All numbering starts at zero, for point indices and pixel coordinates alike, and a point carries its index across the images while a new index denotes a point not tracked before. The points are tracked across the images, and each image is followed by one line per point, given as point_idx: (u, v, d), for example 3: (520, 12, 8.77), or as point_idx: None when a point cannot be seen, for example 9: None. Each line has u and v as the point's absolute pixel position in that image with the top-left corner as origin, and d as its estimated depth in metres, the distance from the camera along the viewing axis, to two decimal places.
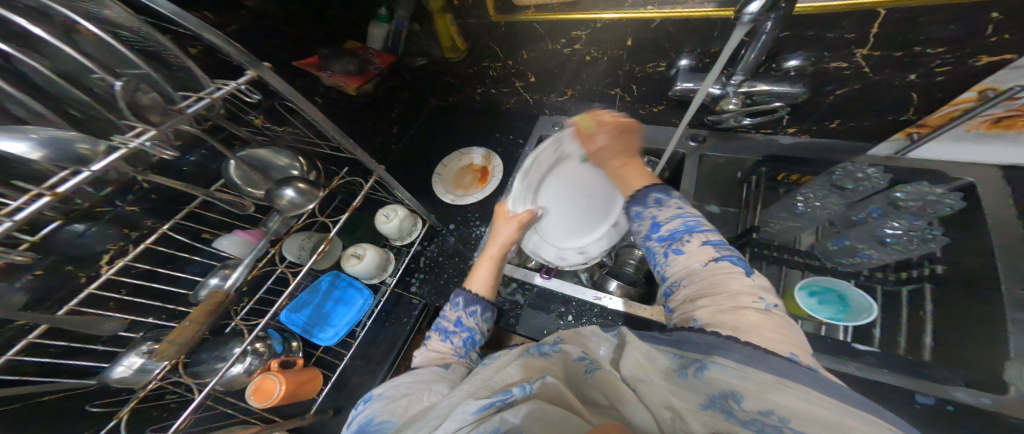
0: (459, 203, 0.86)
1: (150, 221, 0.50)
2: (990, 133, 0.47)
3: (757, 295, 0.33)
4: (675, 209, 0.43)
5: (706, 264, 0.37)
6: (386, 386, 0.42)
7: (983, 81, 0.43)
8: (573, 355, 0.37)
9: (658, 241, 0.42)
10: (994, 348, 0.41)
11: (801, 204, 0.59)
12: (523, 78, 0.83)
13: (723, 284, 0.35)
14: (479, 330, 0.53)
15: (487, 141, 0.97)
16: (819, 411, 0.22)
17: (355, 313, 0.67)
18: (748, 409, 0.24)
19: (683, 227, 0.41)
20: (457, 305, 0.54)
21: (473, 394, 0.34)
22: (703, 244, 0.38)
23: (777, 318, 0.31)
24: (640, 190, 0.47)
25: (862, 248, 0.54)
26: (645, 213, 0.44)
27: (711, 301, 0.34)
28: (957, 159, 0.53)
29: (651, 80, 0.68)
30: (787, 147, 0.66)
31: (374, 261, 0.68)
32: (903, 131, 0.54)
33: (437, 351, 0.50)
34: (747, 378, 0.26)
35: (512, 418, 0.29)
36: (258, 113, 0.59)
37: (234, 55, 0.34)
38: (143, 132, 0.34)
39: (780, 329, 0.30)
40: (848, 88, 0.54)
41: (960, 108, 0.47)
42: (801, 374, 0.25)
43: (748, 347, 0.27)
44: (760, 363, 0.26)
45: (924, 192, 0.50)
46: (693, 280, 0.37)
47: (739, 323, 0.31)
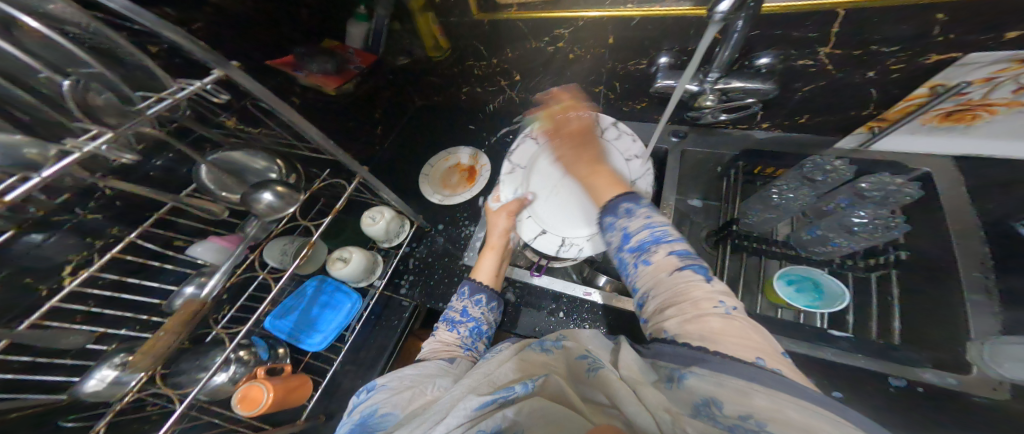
0: (447, 203, 0.86)
1: (116, 230, 0.48)
2: (940, 126, 0.52)
3: (717, 300, 0.32)
4: (643, 219, 0.41)
5: (671, 274, 0.35)
6: (389, 377, 0.42)
7: (932, 78, 0.47)
8: (574, 353, 0.37)
9: (627, 253, 0.40)
10: (955, 329, 0.44)
11: (776, 196, 0.61)
12: (508, 76, 0.83)
13: (686, 293, 0.33)
14: (484, 320, 0.57)
15: (474, 140, 0.97)
16: (790, 413, 0.21)
17: (342, 318, 0.66)
18: (729, 414, 0.23)
19: (651, 238, 0.39)
20: (463, 295, 0.60)
21: (475, 390, 0.34)
22: (669, 255, 0.37)
23: (739, 321, 0.31)
24: (611, 200, 0.45)
25: (833, 238, 0.56)
26: (617, 224, 0.43)
27: (676, 310, 0.33)
28: (915, 151, 0.56)
29: (632, 77, 0.69)
30: (763, 141, 0.68)
31: (361, 264, 0.67)
32: (866, 125, 0.58)
33: (444, 341, 0.53)
34: (722, 384, 0.25)
35: (513, 416, 0.30)
36: (230, 114, 0.57)
37: (197, 52, 0.33)
38: (99, 134, 0.32)
39: (746, 334, 0.29)
40: (814, 85, 0.56)
41: (914, 103, 0.51)
42: (769, 377, 0.24)
43: (718, 354, 0.27)
44: (729, 368, 0.25)
45: (885, 182, 0.52)
46: (659, 291, 0.35)
47: (707, 331, 0.29)
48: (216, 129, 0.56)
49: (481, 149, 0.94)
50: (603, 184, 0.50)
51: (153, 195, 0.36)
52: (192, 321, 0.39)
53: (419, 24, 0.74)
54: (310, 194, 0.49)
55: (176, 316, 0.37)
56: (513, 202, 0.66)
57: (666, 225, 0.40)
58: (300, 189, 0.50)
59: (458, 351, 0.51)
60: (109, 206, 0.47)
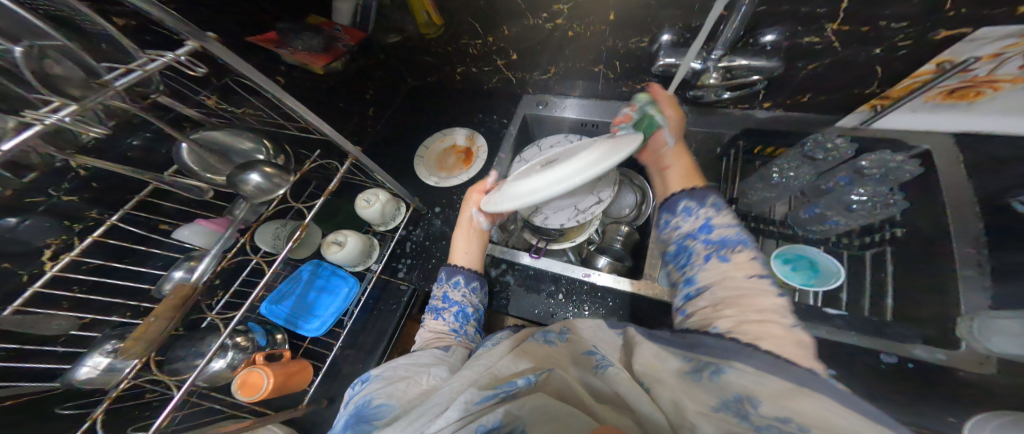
0: (443, 185, 0.85)
1: (95, 212, 0.47)
2: (945, 103, 0.50)
3: (785, 314, 0.32)
4: (732, 219, 0.42)
5: (750, 277, 0.36)
6: (383, 368, 0.42)
7: (942, 54, 0.45)
8: (580, 349, 0.37)
9: (702, 243, 0.41)
10: (947, 306, 0.45)
11: (777, 175, 0.61)
12: (504, 55, 0.80)
13: (749, 295, 0.35)
14: (468, 302, 0.56)
15: (470, 122, 0.95)
16: (836, 419, 0.21)
17: (341, 302, 0.66)
18: (765, 414, 0.23)
19: (735, 238, 0.40)
20: (442, 281, 0.59)
21: (475, 382, 0.34)
22: (752, 259, 0.37)
23: (801, 336, 0.31)
24: (700, 188, 0.46)
25: (831, 215, 0.57)
26: (700, 212, 0.43)
27: (734, 310, 0.33)
28: (911, 128, 0.55)
29: (633, 56, 0.67)
30: (763, 121, 0.67)
31: (357, 248, 0.66)
32: (869, 103, 0.57)
33: (436, 331, 0.53)
34: (763, 383, 0.25)
35: (515, 410, 0.30)
36: (209, 92, 0.56)
37: (174, 24, 0.30)
38: (61, 107, 0.31)
39: (801, 344, 0.29)
40: (818, 63, 0.55)
41: (920, 80, 0.49)
42: (822, 384, 0.24)
43: (768, 355, 0.27)
44: (779, 370, 0.25)
45: (886, 160, 0.53)
46: (723, 287, 0.37)
47: (763, 332, 0.30)
48: (197, 108, 0.55)
49: (477, 130, 0.92)
50: (677, 176, 0.51)
51: (131, 173, 0.35)
52: (182, 305, 0.38)
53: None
54: (300, 176, 0.47)
55: (165, 302, 0.36)
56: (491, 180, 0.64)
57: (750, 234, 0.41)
58: (289, 171, 0.48)
59: (449, 337, 0.52)
60: (87, 188, 0.45)
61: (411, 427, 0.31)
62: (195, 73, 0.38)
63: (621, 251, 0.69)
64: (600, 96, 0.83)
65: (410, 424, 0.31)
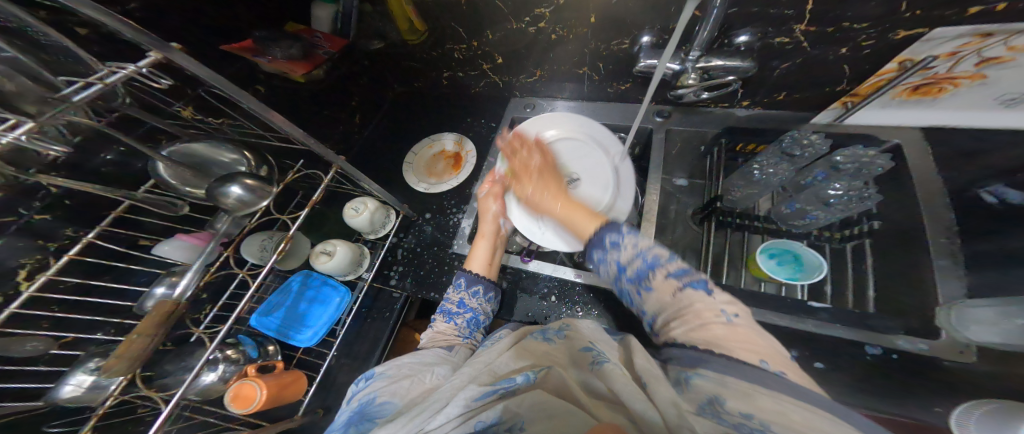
0: (432, 191, 0.85)
1: (71, 230, 0.45)
2: (910, 99, 0.52)
3: (718, 309, 0.33)
4: (633, 249, 0.38)
5: (675, 295, 0.35)
6: (387, 366, 0.42)
7: (902, 53, 0.47)
8: (578, 345, 0.37)
9: (627, 283, 0.39)
10: (925, 295, 0.46)
11: (757, 171, 0.62)
12: (490, 59, 0.81)
13: (688, 306, 0.34)
14: (481, 310, 0.57)
15: (458, 126, 0.95)
16: (792, 414, 0.22)
17: (332, 312, 0.65)
18: (732, 412, 0.24)
19: (645, 265, 0.38)
20: (459, 287, 0.59)
21: (475, 379, 0.35)
22: (667, 277, 0.37)
23: (743, 329, 0.31)
24: (595, 233, 0.41)
25: (811, 210, 0.57)
26: (607, 258, 0.40)
27: (681, 322, 0.34)
28: (884, 123, 0.57)
29: (615, 58, 0.68)
30: (744, 120, 0.69)
31: (348, 257, 0.66)
32: (840, 101, 0.58)
33: (441, 332, 0.54)
34: (727, 385, 0.26)
35: (513, 406, 0.30)
36: (185, 103, 0.55)
37: (134, 37, 0.29)
38: (19, 125, 0.30)
39: (751, 340, 0.30)
40: (791, 63, 0.57)
41: (885, 78, 0.51)
42: (777, 381, 0.25)
43: (725, 357, 0.28)
44: (735, 371, 0.26)
45: (859, 155, 0.54)
46: (665, 312, 0.36)
47: (712, 339, 0.30)
48: (172, 120, 0.54)
49: (466, 135, 0.92)
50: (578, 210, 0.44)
51: (99, 190, 0.35)
52: (166, 322, 0.37)
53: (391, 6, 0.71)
54: (284, 187, 0.47)
55: (148, 317, 0.36)
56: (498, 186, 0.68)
57: (655, 248, 0.38)
58: (272, 183, 0.48)
59: (457, 339, 0.53)
60: (59, 205, 0.44)
61: (410, 424, 0.30)
62: (157, 84, 0.38)
63: None
64: (586, 98, 0.84)
65: (410, 420, 0.31)
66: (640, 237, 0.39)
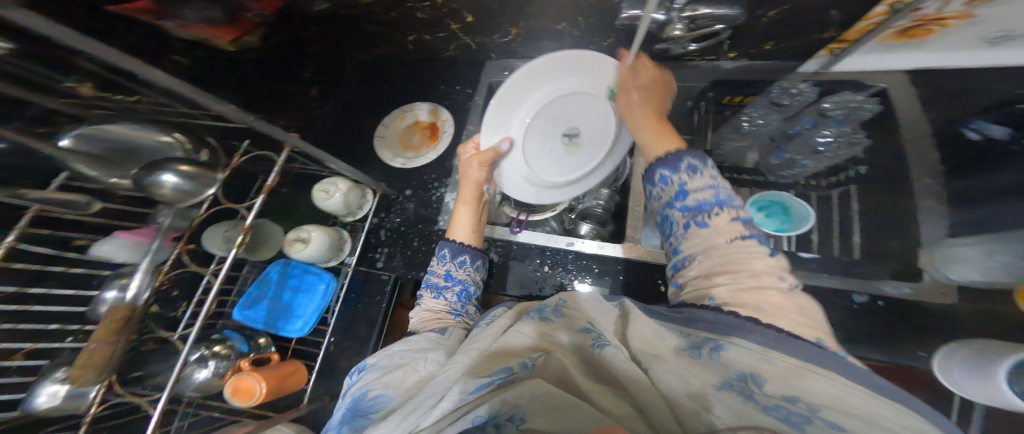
0: (411, 166, 0.81)
1: None
2: (898, 42, 0.50)
3: (779, 275, 0.32)
4: (709, 180, 0.37)
5: (733, 241, 0.34)
6: (379, 356, 0.41)
7: None
8: (577, 325, 0.36)
9: (679, 211, 0.38)
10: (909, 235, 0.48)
11: (746, 123, 0.64)
12: (457, 19, 0.74)
13: (744, 262, 0.33)
14: (471, 281, 0.56)
15: (434, 95, 0.89)
16: (847, 398, 0.21)
17: (319, 300, 0.63)
18: (772, 394, 0.23)
19: (714, 200, 0.36)
20: (445, 258, 0.57)
21: (469, 370, 0.33)
22: (732, 221, 0.35)
23: (799, 299, 0.30)
24: (671, 152, 0.40)
25: (800, 159, 0.61)
26: (671, 178, 0.39)
27: (729, 278, 0.33)
28: (870, 68, 0.56)
29: (596, 8, 0.65)
30: (731, 72, 0.66)
31: (321, 245, 0.62)
32: (828, 48, 0.57)
33: (433, 310, 0.53)
34: (768, 360, 0.24)
35: (512, 398, 0.28)
36: (81, 78, 0.46)
37: None
38: None
39: (802, 311, 0.29)
40: (777, 9, 0.54)
41: (875, 21, 0.49)
42: (829, 359, 0.23)
43: (771, 330, 0.27)
44: (782, 346, 0.25)
45: (847, 101, 0.56)
46: (711, 256, 0.35)
47: (762, 303, 0.30)
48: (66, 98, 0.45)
49: (440, 104, 0.87)
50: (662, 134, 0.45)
51: None
52: (124, 328, 0.34)
53: None
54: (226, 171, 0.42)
55: (103, 326, 0.33)
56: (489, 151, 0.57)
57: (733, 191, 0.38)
58: (214, 167, 0.43)
59: (449, 318, 0.51)
60: None
61: (405, 422, 0.30)
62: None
63: (602, 216, 0.67)
64: None
65: (406, 417, 0.30)
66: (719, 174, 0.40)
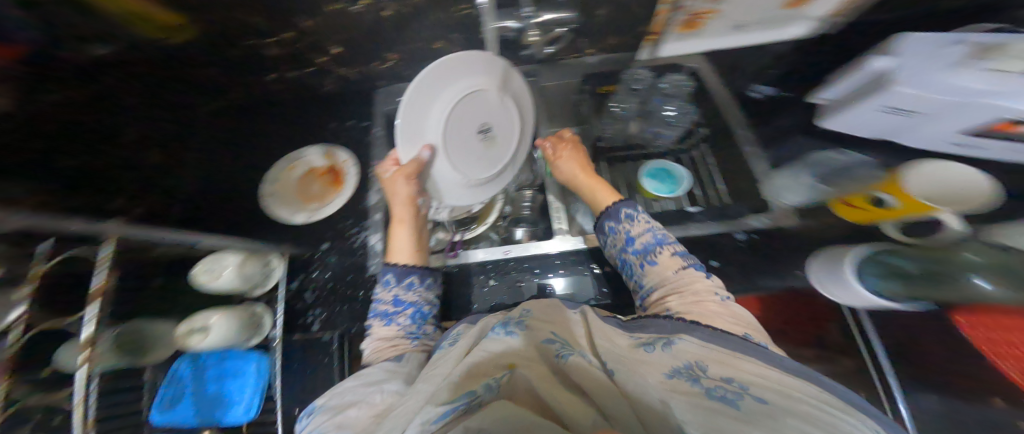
0: (317, 219, 0.71)
1: None
2: (685, 32, 0.73)
3: (715, 292, 0.40)
4: (644, 224, 0.49)
5: (679, 271, 0.43)
6: (329, 394, 0.35)
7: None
8: (541, 337, 0.33)
9: (633, 254, 0.48)
10: (732, 168, 0.69)
11: (616, 109, 0.76)
12: (325, 51, 0.70)
13: (690, 284, 0.41)
14: (423, 301, 0.52)
15: (320, 137, 0.81)
16: (762, 375, 0.25)
17: (255, 379, 0.56)
18: (713, 377, 0.25)
19: (653, 240, 0.47)
20: (390, 284, 0.52)
21: (432, 397, 0.27)
22: (674, 255, 0.45)
23: (732, 308, 0.38)
24: (612, 206, 0.52)
25: (660, 130, 0.76)
26: (620, 228, 0.50)
27: (678, 297, 0.40)
28: (678, 52, 0.77)
29: (465, 25, 0.69)
30: (594, 66, 0.78)
31: (227, 330, 0.55)
32: (646, 41, 0.74)
33: (386, 337, 0.48)
34: (707, 351, 0.29)
35: (474, 425, 0.22)
36: None
37: None
38: None
39: (734, 318, 0.36)
40: (605, 8, 0.66)
41: (663, 17, 0.68)
42: (750, 349, 0.28)
43: (710, 329, 0.31)
44: (716, 339, 0.30)
45: (676, 81, 0.75)
46: (664, 284, 0.43)
47: (704, 312, 0.36)
48: None
49: (335, 145, 0.80)
50: (602, 188, 0.58)
51: None
52: None
53: None
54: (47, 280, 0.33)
55: None
56: (414, 164, 0.51)
57: (659, 228, 0.49)
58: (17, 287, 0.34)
59: (406, 343, 0.47)
60: None
61: None
62: None
63: (531, 216, 0.75)
64: None
65: None
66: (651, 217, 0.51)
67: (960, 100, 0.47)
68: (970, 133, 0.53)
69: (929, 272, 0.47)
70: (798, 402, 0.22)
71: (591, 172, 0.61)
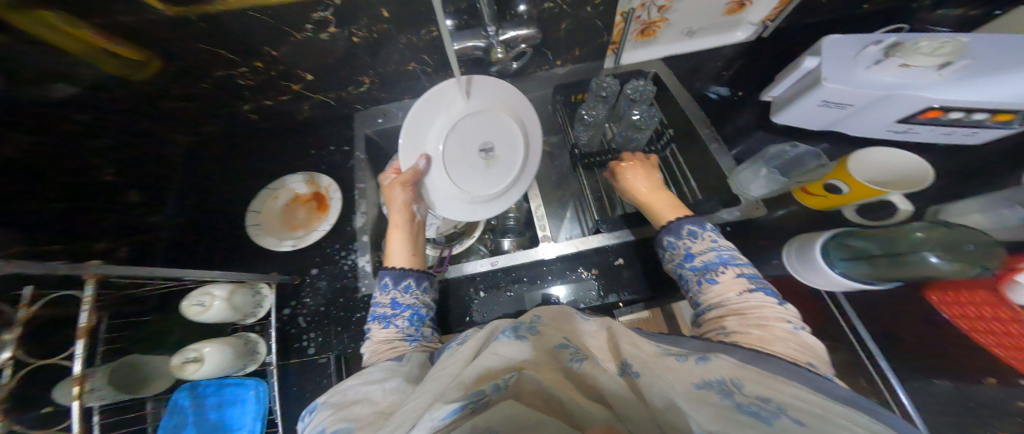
0: (304, 245, 0.70)
1: None
2: (642, 40, 0.78)
3: (785, 319, 0.38)
4: (709, 242, 0.48)
5: (742, 294, 0.41)
6: (331, 393, 0.37)
7: (617, 9, 0.67)
8: (552, 342, 0.34)
9: (692, 271, 0.47)
10: (696, 164, 0.75)
11: (587, 115, 0.77)
12: (296, 77, 0.70)
13: (756, 306, 0.40)
14: (421, 303, 0.52)
15: (302, 162, 0.81)
16: (805, 400, 0.25)
17: (255, 406, 0.57)
18: (748, 394, 0.26)
19: (718, 260, 0.45)
20: (387, 287, 0.53)
21: (443, 395, 0.29)
22: (737, 276, 0.43)
23: (802, 338, 0.37)
24: (674, 222, 0.51)
25: (634, 135, 0.77)
26: (680, 244, 0.49)
27: (738, 319, 0.39)
28: (637, 60, 0.83)
29: (434, 46, 0.68)
30: (563, 77, 0.84)
31: (222, 359, 0.52)
32: (609, 50, 0.79)
33: (384, 340, 0.48)
34: (741, 371, 0.29)
35: (482, 423, 0.26)
36: None
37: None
38: None
39: (801, 347, 0.35)
40: (565, 23, 0.69)
41: (620, 27, 0.72)
42: (796, 374, 0.28)
43: (748, 351, 0.31)
44: (755, 361, 0.29)
45: (640, 88, 0.71)
46: (723, 304, 0.42)
47: (762, 336, 0.36)
48: None
49: (316, 170, 0.80)
50: (665, 205, 0.56)
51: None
52: None
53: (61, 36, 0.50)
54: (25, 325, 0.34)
55: None
56: (410, 172, 0.56)
57: (732, 250, 0.47)
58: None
59: (404, 345, 0.47)
60: None
61: None
62: None
63: (517, 226, 0.75)
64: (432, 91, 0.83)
65: None
66: (720, 236, 0.49)
67: (883, 91, 0.56)
68: (901, 120, 0.62)
69: (891, 253, 0.50)
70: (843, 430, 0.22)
71: (657, 190, 0.59)
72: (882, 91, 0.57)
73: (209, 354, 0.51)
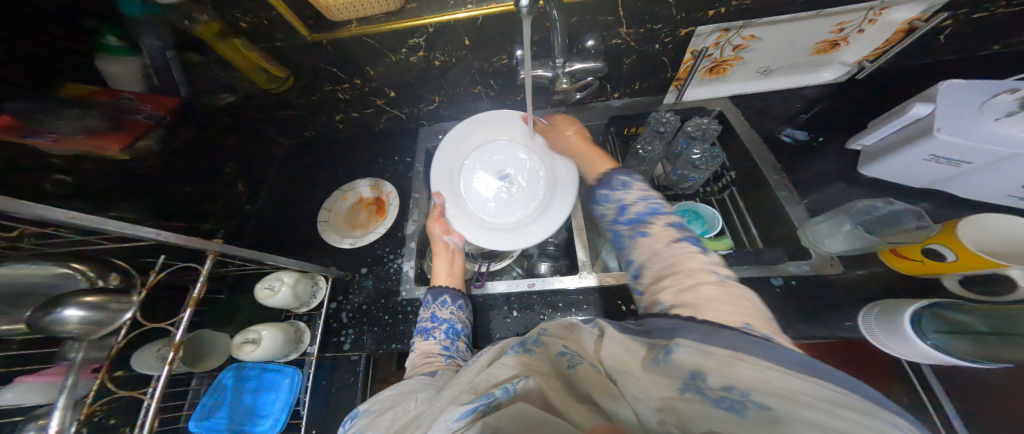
0: (361, 244, 0.78)
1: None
2: (710, 78, 0.75)
3: (712, 270, 0.35)
4: (640, 192, 0.45)
5: (672, 245, 0.38)
6: (371, 401, 0.40)
7: (688, 47, 0.66)
8: (554, 349, 0.36)
9: (624, 225, 0.43)
10: (761, 210, 0.69)
11: (642, 150, 0.75)
12: (382, 94, 0.80)
13: (681, 261, 0.36)
14: (456, 319, 0.58)
15: (370, 169, 0.91)
16: (771, 380, 0.23)
17: (285, 394, 0.62)
18: (715, 386, 0.25)
19: (648, 210, 0.42)
20: (429, 303, 0.59)
21: (455, 400, 0.33)
22: (666, 225, 0.40)
23: (732, 288, 0.33)
24: (607, 174, 0.50)
25: (690, 174, 0.74)
26: (612, 197, 0.46)
27: (672, 280, 0.35)
28: (703, 97, 0.80)
29: (501, 73, 0.74)
30: (619, 109, 0.84)
31: (275, 342, 0.59)
32: (672, 86, 0.78)
33: (423, 351, 0.53)
34: (708, 355, 0.26)
35: (493, 423, 0.29)
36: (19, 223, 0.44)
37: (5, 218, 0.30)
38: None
39: (734, 300, 0.31)
40: (631, 58, 0.69)
41: (689, 65, 0.71)
42: (757, 347, 0.25)
43: (704, 325, 0.28)
44: (713, 338, 0.26)
45: (702, 125, 0.71)
46: (657, 261, 0.38)
47: (697, 299, 0.32)
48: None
49: (381, 177, 0.89)
50: (594, 162, 0.56)
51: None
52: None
53: (225, 53, 0.65)
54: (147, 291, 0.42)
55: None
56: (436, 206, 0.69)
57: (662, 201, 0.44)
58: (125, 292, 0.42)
59: (438, 361, 0.51)
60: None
61: None
62: None
63: (556, 251, 0.75)
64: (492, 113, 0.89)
65: None
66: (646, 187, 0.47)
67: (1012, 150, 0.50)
68: None
69: (1004, 333, 0.43)
70: (807, 409, 0.21)
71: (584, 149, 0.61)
72: (1008, 149, 0.50)
73: (265, 337, 0.58)
